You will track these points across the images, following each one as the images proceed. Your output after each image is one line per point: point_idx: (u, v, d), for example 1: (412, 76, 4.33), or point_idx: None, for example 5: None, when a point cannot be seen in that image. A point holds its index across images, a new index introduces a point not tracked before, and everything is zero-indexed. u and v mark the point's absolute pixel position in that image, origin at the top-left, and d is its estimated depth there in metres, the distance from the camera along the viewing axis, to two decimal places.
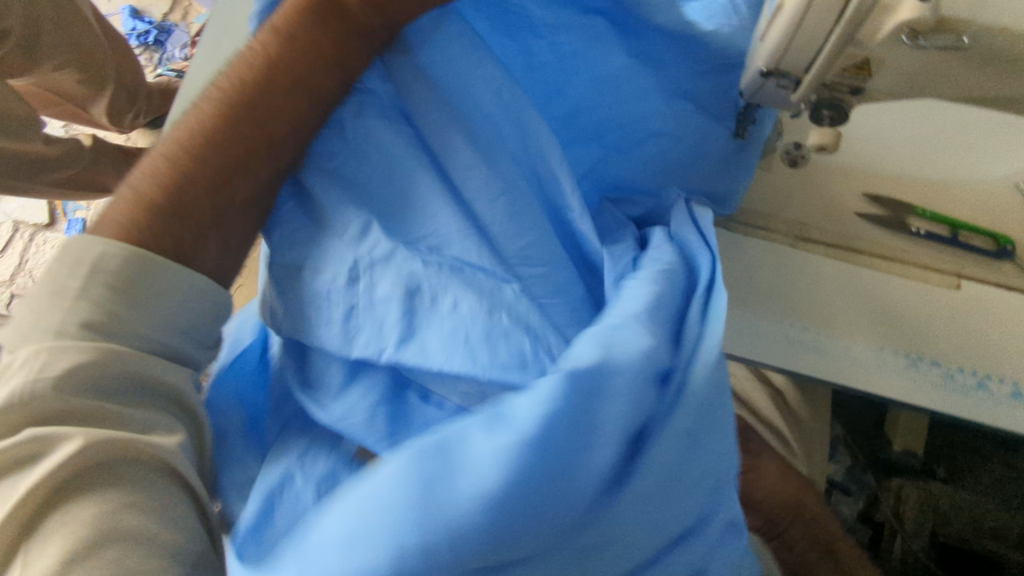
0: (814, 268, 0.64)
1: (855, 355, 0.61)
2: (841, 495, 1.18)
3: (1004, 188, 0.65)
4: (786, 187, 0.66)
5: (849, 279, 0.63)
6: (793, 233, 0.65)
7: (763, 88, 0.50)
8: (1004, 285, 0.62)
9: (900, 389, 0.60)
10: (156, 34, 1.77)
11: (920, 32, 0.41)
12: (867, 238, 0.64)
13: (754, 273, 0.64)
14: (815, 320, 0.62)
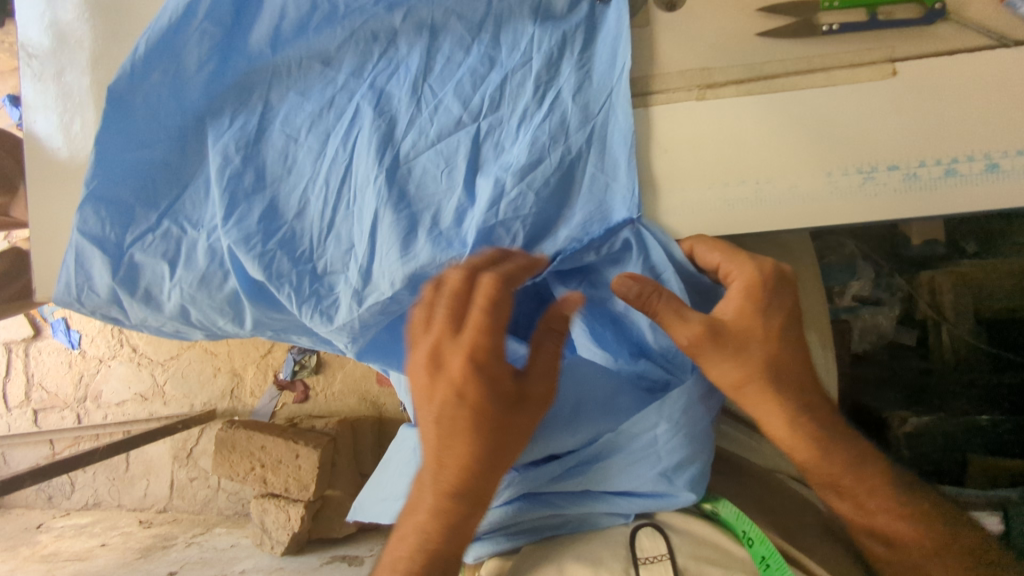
0: (730, 114, 0.56)
1: (803, 192, 0.54)
2: (872, 307, 1.09)
3: None
4: (675, 37, 0.57)
5: (774, 112, 0.55)
6: (697, 84, 0.56)
7: None
8: (948, 50, 0.53)
9: (863, 210, 0.53)
10: None
11: None
12: (779, 59, 0.55)
13: (666, 147, 0.56)
14: (746, 170, 0.55)
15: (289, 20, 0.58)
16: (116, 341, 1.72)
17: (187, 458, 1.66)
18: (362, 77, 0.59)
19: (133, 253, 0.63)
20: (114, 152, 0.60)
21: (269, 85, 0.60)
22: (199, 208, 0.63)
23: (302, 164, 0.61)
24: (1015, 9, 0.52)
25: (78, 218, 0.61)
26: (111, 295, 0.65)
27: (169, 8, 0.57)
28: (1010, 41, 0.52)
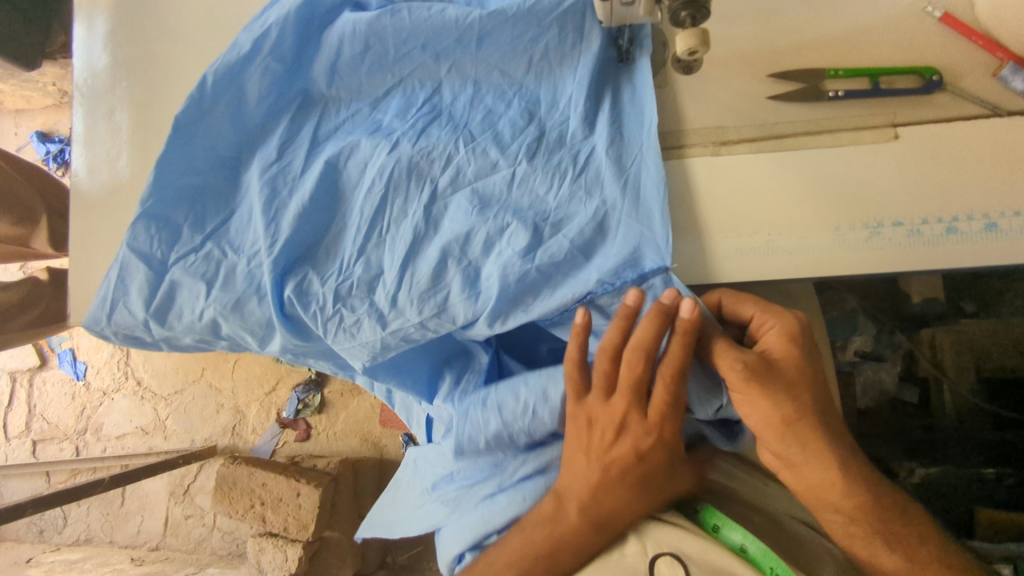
0: (743, 169, 0.59)
1: (813, 245, 0.57)
2: (874, 363, 1.10)
3: (912, 17, 0.59)
4: (691, 99, 0.62)
5: (784, 169, 0.59)
6: (713, 140, 0.60)
7: (613, 11, 0.48)
8: (946, 118, 0.57)
9: (870, 262, 0.56)
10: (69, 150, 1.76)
11: None
12: (788, 120, 0.60)
13: (682, 199, 0.60)
14: (759, 223, 0.59)
15: (344, 56, 0.63)
16: (122, 374, 1.73)
17: (184, 495, 1.64)
18: (404, 118, 0.64)
19: (174, 272, 0.65)
20: (169, 174, 0.64)
21: (322, 118, 0.66)
22: (241, 235, 0.66)
23: (346, 194, 0.65)
24: (1007, 82, 0.56)
25: (129, 234, 0.64)
26: (149, 309, 0.65)
27: (237, 44, 0.62)
28: (1004, 110, 0.56)
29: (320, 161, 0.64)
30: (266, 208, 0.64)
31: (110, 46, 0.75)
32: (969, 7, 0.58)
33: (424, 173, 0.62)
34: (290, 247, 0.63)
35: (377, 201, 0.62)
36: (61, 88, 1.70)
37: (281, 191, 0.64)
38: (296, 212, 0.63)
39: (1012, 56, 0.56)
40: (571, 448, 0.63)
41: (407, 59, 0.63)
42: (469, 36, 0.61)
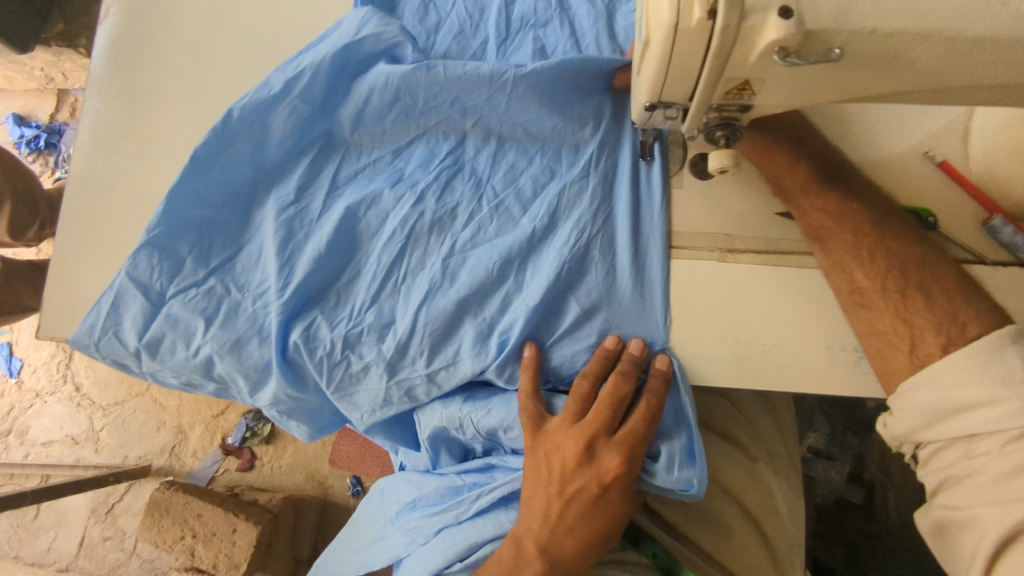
0: (745, 278, 0.62)
1: (805, 359, 0.59)
2: (824, 461, 1.15)
3: (914, 159, 0.63)
4: (700, 202, 0.64)
5: (785, 284, 0.61)
6: (720, 246, 0.62)
7: (653, 119, 0.49)
8: None
9: (856, 385, 0.59)
10: (46, 138, 1.70)
11: (791, 50, 0.38)
12: (791, 238, 0.62)
13: (686, 298, 0.61)
14: (756, 332, 0.60)
15: (372, 105, 0.64)
16: (60, 377, 1.63)
17: (106, 514, 1.54)
18: (427, 168, 0.65)
19: (171, 305, 0.65)
20: (179, 206, 0.65)
21: (342, 162, 0.67)
22: (247, 272, 0.66)
23: (363, 241, 0.65)
24: (996, 232, 0.59)
25: (131, 264, 0.64)
26: (143, 338, 0.65)
27: (269, 85, 0.64)
28: (988, 260, 0.60)
29: (340, 205, 0.65)
30: (281, 249, 0.65)
31: (132, 69, 0.77)
32: (966, 158, 0.62)
33: (443, 225, 0.63)
34: (303, 286, 0.64)
35: (398, 252, 0.64)
36: (47, 75, 1.65)
37: (297, 234, 0.66)
38: (312, 255, 0.64)
39: (1000, 210, 0.60)
40: (533, 482, 0.63)
41: (432, 111, 0.64)
42: (497, 96, 0.62)
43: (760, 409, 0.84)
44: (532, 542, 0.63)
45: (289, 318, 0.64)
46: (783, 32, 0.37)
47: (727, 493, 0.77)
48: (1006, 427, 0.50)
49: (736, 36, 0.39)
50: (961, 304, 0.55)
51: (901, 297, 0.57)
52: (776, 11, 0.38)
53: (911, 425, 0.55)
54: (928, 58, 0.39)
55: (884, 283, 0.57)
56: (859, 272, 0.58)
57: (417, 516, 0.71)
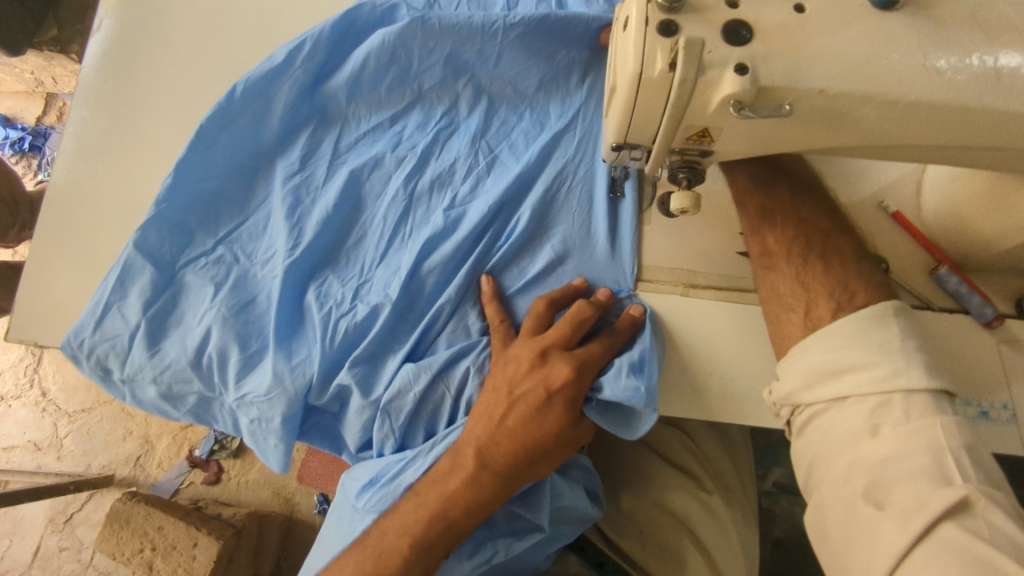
0: (705, 313, 0.64)
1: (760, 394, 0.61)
2: (789, 496, 1.17)
3: (870, 208, 0.66)
4: (668, 239, 0.67)
5: (744, 320, 0.63)
6: (683, 281, 0.65)
7: (619, 159, 0.52)
8: None
9: None
10: (31, 140, 1.70)
11: (745, 103, 0.41)
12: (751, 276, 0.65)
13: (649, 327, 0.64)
14: (715, 365, 0.62)
15: (366, 72, 0.69)
16: (28, 381, 1.61)
17: (64, 524, 1.51)
18: (423, 129, 0.70)
19: (183, 274, 0.68)
20: (187, 178, 0.69)
21: (340, 133, 0.71)
22: (254, 241, 0.70)
23: (365, 203, 0.69)
24: (943, 281, 0.62)
25: (140, 236, 0.67)
26: (149, 314, 0.67)
27: (273, 59, 0.68)
28: (936, 306, 0.63)
29: (345, 170, 0.69)
30: (289, 214, 0.68)
31: (118, 80, 0.79)
32: (918, 209, 0.66)
33: (444, 180, 0.68)
34: (315, 239, 0.67)
35: (401, 209, 0.68)
36: (38, 78, 1.65)
37: (304, 200, 0.69)
38: (319, 216, 0.67)
39: (947, 260, 0.63)
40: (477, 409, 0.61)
41: (426, 73, 0.69)
42: (487, 53, 0.68)
43: (719, 446, 0.86)
44: (470, 446, 0.60)
45: (298, 274, 0.66)
46: (737, 87, 0.40)
47: (677, 519, 0.78)
48: (876, 391, 0.48)
49: (695, 88, 0.42)
50: (848, 283, 0.56)
51: (809, 264, 0.58)
52: (732, 68, 0.40)
53: (793, 386, 0.53)
54: (872, 119, 0.42)
55: (794, 251, 0.60)
56: (772, 241, 0.61)
57: (378, 493, 0.63)
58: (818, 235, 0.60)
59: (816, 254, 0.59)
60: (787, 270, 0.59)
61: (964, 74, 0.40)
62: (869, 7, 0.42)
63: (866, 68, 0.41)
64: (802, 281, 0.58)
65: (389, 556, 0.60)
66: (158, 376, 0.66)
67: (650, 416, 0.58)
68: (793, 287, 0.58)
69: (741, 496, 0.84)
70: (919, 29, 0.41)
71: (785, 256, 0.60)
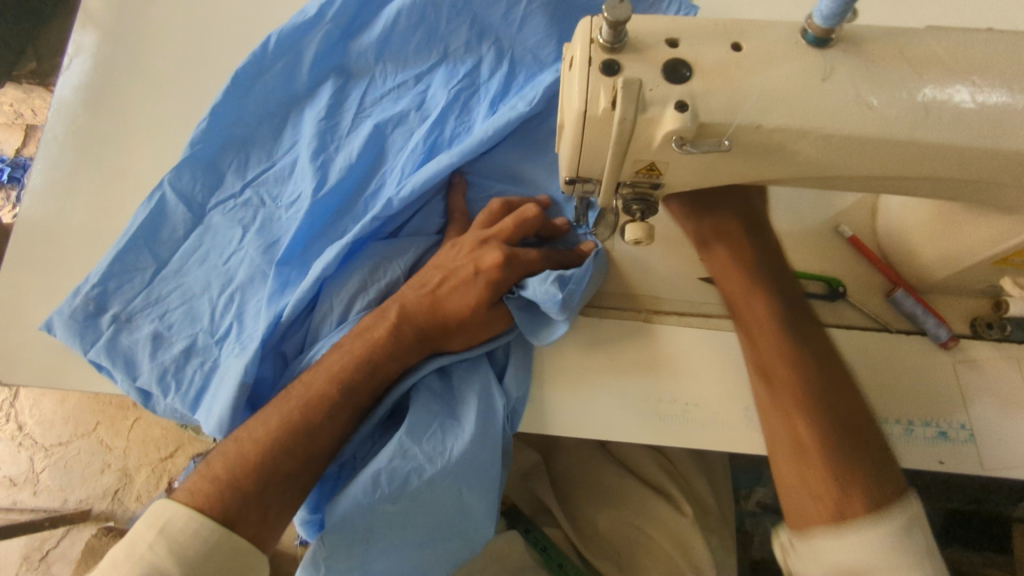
0: (669, 340, 0.64)
1: (723, 420, 0.61)
2: (773, 516, 1.20)
3: (826, 232, 0.68)
4: (630, 268, 0.67)
5: (707, 344, 0.64)
6: (646, 307, 0.66)
7: (573, 191, 0.53)
8: (844, 326, 0.64)
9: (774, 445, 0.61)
10: (10, 172, 1.67)
11: (687, 139, 0.43)
12: (714, 301, 0.66)
13: (615, 355, 0.64)
14: (679, 392, 0.63)
15: (395, 30, 0.72)
16: (1, 415, 1.57)
17: (39, 561, 1.48)
18: (447, 85, 0.72)
19: (212, 215, 0.70)
20: (221, 122, 0.71)
21: (368, 86, 0.73)
22: (281, 185, 0.71)
23: (386, 156, 0.71)
24: (899, 303, 0.64)
25: (175, 174, 0.70)
26: (180, 251, 0.69)
27: (305, 11, 0.72)
28: (894, 328, 0.64)
29: (369, 123, 0.71)
30: (314, 155, 0.70)
31: (88, 117, 0.79)
32: (873, 233, 0.67)
33: (460, 130, 0.71)
34: (340, 179, 0.69)
35: (420, 157, 0.69)
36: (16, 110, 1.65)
37: (329, 146, 0.71)
38: (344, 161, 0.69)
39: (902, 282, 0.65)
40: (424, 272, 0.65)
41: (451, 30, 0.73)
42: (511, 16, 0.72)
43: (696, 468, 0.85)
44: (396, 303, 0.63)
45: (318, 210, 0.68)
46: (678, 123, 0.42)
47: (648, 541, 0.79)
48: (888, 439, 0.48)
49: (637, 124, 0.43)
50: (843, 392, 0.55)
51: (800, 368, 0.56)
52: (673, 105, 0.42)
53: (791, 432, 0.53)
54: (809, 150, 0.44)
55: (777, 313, 0.58)
56: (756, 303, 0.59)
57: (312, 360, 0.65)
58: (796, 304, 0.59)
59: (795, 321, 0.58)
60: (771, 340, 0.57)
61: (895, 108, 0.42)
62: (804, 45, 0.43)
63: (802, 103, 0.42)
64: (784, 349, 0.57)
65: (316, 405, 0.59)
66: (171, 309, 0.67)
67: (563, 324, 0.62)
68: (779, 354, 0.56)
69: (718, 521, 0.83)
70: (852, 66, 0.43)
71: (769, 317, 0.58)
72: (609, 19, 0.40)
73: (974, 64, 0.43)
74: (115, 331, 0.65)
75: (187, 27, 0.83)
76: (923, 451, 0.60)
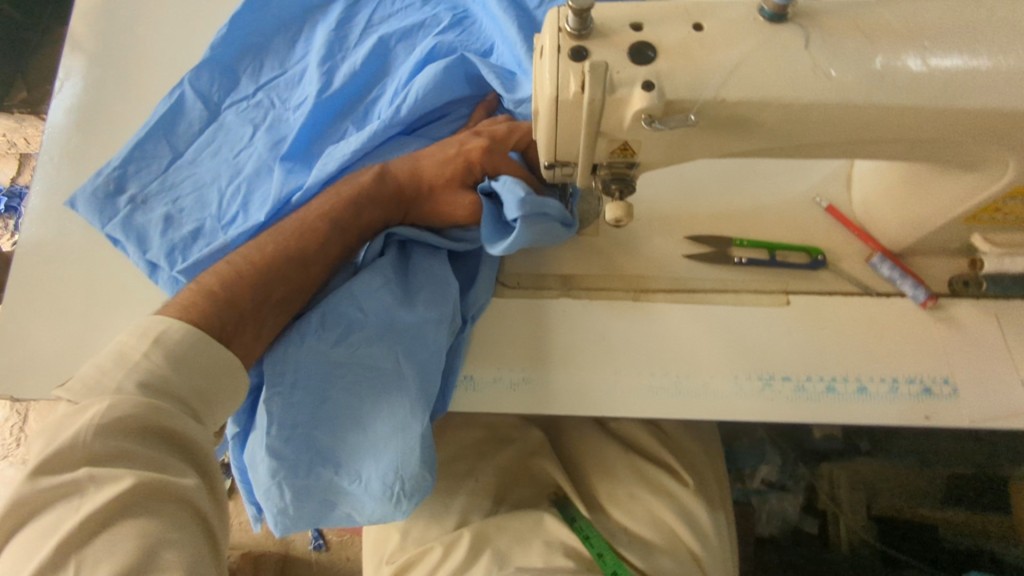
0: (658, 316, 0.66)
1: (714, 390, 0.63)
2: (778, 492, 1.23)
3: (805, 204, 0.70)
4: (617, 249, 0.70)
5: (695, 317, 0.66)
6: (634, 286, 0.68)
7: (555, 176, 0.55)
8: (826, 292, 0.67)
9: (765, 412, 0.62)
10: (8, 202, 1.68)
11: (655, 116, 0.45)
12: (700, 277, 0.68)
13: (606, 334, 0.66)
14: (671, 365, 0.65)
15: None
16: (13, 440, 1.58)
17: None
18: (444, 6, 0.77)
19: (225, 113, 0.76)
20: (240, 26, 0.77)
21: (376, 5, 0.78)
22: (290, 90, 0.77)
23: (389, 68, 0.75)
24: (877, 268, 0.66)
25: (194, 75, 0.76)
26: (194, 132, 0.75)
27: None
28: (876, 291, 0.66)
29: (373, 37, 0.75)
30: (320, 64, 0.75)
31: (83, 136, 0.82)
32: (849, 202, 0.70)
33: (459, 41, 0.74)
34: (349, 82, 0.74)
35: (418, 62, 0.72)
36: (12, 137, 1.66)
37: (335, 56, 0.75)
38: (347, 69, 0.74)
39: (880, 247, 0.67)
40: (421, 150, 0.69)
41: None
42: None
43: (691, 439, 0.85)
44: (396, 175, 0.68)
45: (319, 112, 0.73)
46: (645, 101, 0.44)
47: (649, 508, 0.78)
48: None
49: (607, 105, 0.45)
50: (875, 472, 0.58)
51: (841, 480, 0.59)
52: (639, 85, 0.44)
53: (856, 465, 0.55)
54: (774, 120, 0.46)
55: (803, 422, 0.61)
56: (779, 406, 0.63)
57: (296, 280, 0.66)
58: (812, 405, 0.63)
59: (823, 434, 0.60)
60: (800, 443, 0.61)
61: (852, 75, 0.44)
62: (761, 21, 0.46)
63: (762, 76, 0.44)
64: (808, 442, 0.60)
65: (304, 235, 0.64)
66: (181, 198, 0.72)
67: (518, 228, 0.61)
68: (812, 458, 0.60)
69: (717, 489, 0.83)
70: (808, 38, 0.45)
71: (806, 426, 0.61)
72: (573, 6, 0.42)
73: (923, 31, 0.45)
74: (131, 210, 0.71)
75: (173, 45, 0.86)
76: (909, 407, 0.62)
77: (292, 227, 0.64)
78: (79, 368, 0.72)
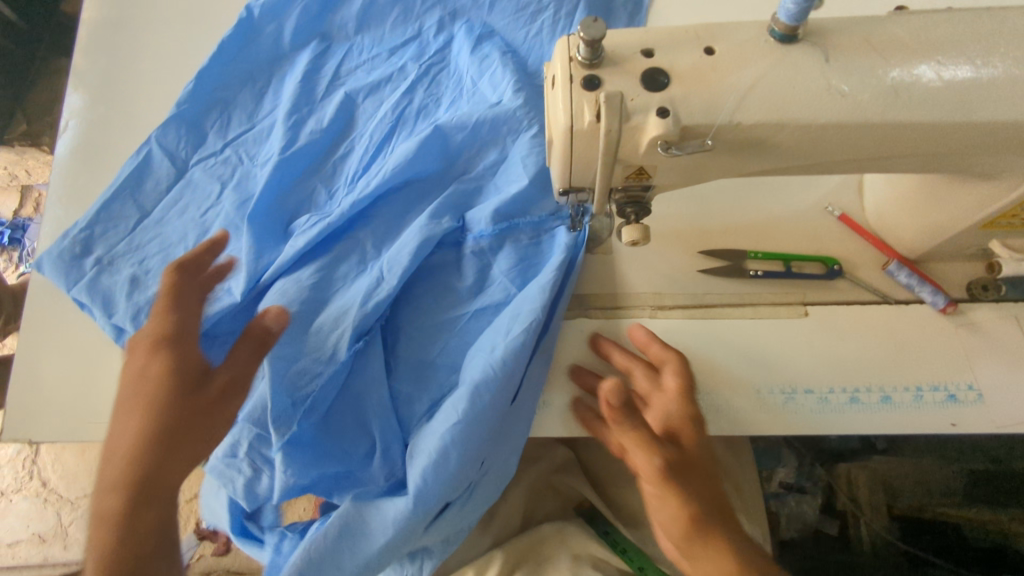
0: (676, 333, 0.66)
1: (735, 405, 0.63)
2: (797, 495, 1.21)
3: (817, 213, 0.70)
4: (630, 266, 0.69)
5: (714, 333, 0.66)
6: (651, 304, 0.67)
7: (568, 201, 0.55)
8: (843, 301, 0.66)
9: (787, 424, 0.62)
10: (11, 234, 1.68)
11: (671, 143, 0.45)
12: (716, 291, 0.67)
13: (625, 353, 0.66)
14: (691, 382, 0.64)
15: (370, 12, 0.80)
16: (26, 474, 1.58)
17: None
18: (416, 60, 0.78)
19: (192, 171, 0.75)
20: (204, 86, 0.77)
21: (344, 54, 0.80)
22: (258, 146, 0.76)
23: (356, 123, 0.76)
24: (894, 275, 0.66)
25: (161, 132, 0.75)
26: (161, 195, 0.74)
27: None
28: (892, 299, 0.66)
29: (341, 91, 0.76)
30: (291, 121, 0.75)
31: (86, 174, 0.81)
32: (862, 209, 0.69)
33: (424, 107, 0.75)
34: (317, 147, 0.74)
35: (389, 127, 0.74)
36: None
37: (302, 114, 0.76)
38: (316, 128, 0.74)
39: (895, 254, 0.66)
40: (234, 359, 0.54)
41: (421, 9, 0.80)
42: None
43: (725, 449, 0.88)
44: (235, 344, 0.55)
45: (287, 172, 0.72)
46: (661, 128, 0.44)
47: None
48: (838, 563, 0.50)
49: (622, 134, 0.45)
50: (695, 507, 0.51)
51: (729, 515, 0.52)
52: (654, 112, 0.44)
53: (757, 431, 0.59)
54: (789, 141, 0.46)
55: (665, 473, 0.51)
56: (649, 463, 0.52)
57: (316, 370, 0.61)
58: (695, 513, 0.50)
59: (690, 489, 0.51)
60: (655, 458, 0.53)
61: (866, 93, 0.44)
62: (772, 41, 0.45)
63: (776, 97, 0.44)
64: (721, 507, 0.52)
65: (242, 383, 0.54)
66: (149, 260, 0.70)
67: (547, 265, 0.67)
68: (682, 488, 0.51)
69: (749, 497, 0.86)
70: (821, 57, 0.45)
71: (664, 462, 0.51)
72: (585, 37, 0.42)
73: (935, 45, 0.44)
74: (97, 273, 0.69)
75: (173, 78, 0.86)
76: (934, 415, 0.61)
77: (147, 408, 0.50)
78: (95, 407, 0.72)
